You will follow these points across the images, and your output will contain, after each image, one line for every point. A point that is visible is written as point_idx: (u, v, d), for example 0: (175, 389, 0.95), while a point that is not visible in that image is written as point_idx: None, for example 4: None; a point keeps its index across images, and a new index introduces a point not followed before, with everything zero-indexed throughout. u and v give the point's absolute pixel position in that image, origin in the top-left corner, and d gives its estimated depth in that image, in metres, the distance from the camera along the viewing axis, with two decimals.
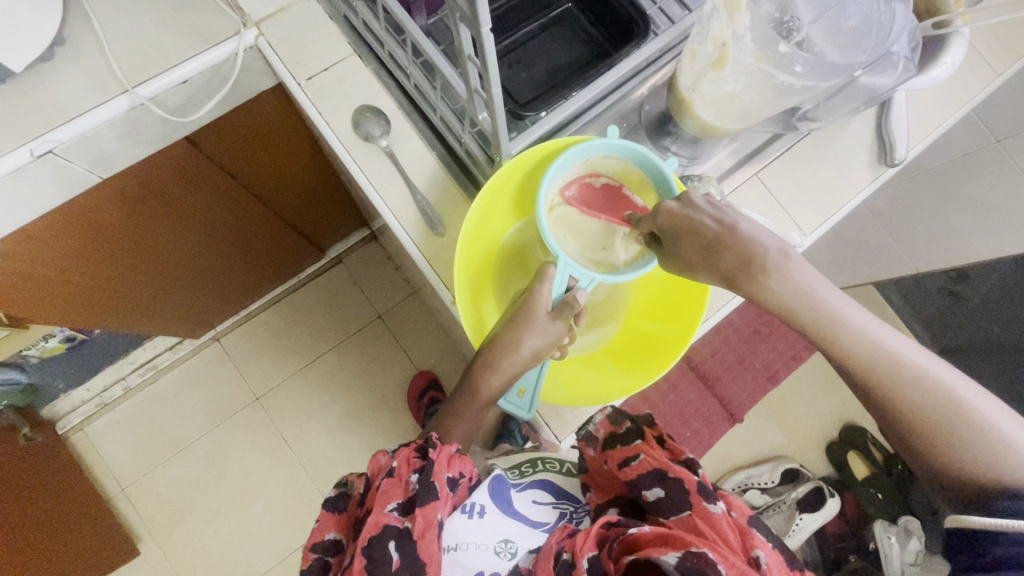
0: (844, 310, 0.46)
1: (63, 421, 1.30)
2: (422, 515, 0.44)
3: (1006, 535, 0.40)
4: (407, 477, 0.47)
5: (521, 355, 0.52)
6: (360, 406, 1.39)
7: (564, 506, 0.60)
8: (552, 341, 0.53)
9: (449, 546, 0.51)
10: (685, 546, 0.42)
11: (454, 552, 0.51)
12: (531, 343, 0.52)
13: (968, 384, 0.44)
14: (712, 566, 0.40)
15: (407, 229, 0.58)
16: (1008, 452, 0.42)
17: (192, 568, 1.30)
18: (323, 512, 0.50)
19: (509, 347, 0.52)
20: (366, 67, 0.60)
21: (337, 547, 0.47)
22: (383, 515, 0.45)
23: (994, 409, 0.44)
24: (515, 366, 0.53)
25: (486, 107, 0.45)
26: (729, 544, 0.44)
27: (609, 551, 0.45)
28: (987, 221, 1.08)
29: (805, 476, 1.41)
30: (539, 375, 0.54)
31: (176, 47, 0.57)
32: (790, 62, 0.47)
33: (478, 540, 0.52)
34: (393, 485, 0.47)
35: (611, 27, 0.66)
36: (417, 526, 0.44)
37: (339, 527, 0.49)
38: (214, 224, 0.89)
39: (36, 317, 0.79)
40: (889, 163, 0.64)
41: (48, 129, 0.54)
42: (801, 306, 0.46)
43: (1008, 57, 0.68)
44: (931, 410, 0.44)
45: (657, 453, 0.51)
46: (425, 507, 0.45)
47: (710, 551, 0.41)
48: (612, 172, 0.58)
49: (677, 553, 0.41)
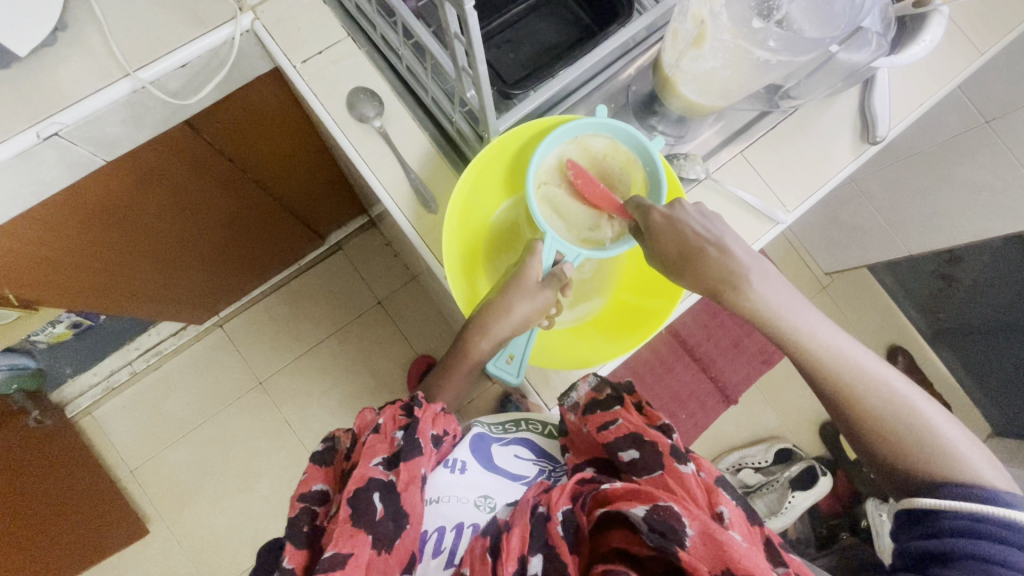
0: (816, 323, 0.50)
1: (72, 405, 1.33)
2: (406, 469, 0.48)
3: (953, 511, 0.44)
4: (393, 433, 0.51)
5: (511, 321, 0.55)
6: (362, 390, 1.41)
7: (545, 464, 0.64)
8: (541, 308, 0.55)
9: (432, 498, 0.55)
10: (653, 500, 0.45)
11: (436, 504, 0.55)
12: (521, 309, 0.54)
13: (919, 392, 0.50)
14: (677, 519, 0.43)
15: (401, 206, 0.60)
16: (953, 451, 0.47)
17: (200, 547, 1.33)
18: (311, 464, 0.53)
19: (501, 312, 0.54)
20: (359, 50, 0.62)
21: (322, 499, 0.50)
22: (368, 469, 0.47)
23: (941, 415, 0.49)
24: (505, 330, 0.55)
25: (473, 85, 0.47)
26: (697, 501, 0.46)
27: (583, 504, 0.49)
28: (978, 202, 1.09)
29: (798, 455, 1.43)
30: (528, 341, 0.56)
31: (174, 32, 0.59)
32: (764, 36, 0.49)
33: (459, 493, 0.55)
34: (379, 440, 0.50)
35: (598, 9, 0.67)
36: (402, 480, 0.48)
37: (326, 480, 0.52)
38: (215, 208, 0.91)
39: (46, 300, 0.81)
40: (871, 141, 0.65)
41: (52, 113, 0.56)
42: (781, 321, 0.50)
43: (991, 36, 0.69)
44: (891, 410, 0.49)
45: (635, 418, 0.53)
46: (410, 461, 0.48)
47: (675, 504, 0.44)
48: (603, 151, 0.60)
49: (645, 506, 0.45)
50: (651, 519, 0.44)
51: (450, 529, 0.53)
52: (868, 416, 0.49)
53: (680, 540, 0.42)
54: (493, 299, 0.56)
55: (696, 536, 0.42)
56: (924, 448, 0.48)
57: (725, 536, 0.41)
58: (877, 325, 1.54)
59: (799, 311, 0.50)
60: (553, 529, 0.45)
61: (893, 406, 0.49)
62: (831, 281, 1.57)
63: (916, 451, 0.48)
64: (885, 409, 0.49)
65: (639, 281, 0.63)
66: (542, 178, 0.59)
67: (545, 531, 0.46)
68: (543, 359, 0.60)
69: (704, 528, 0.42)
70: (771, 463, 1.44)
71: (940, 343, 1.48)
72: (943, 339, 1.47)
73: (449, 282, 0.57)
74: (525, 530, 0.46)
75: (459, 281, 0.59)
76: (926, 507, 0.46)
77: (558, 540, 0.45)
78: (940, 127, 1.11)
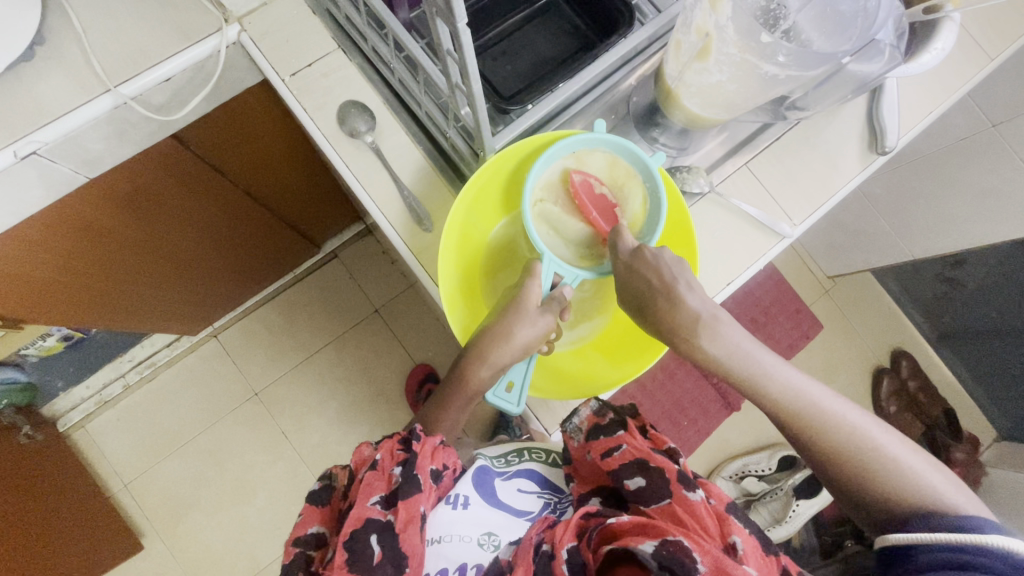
0: (763, 365, 0.51)
1: (64, 418, 1.31)
2: (405, 507, 0.46)
3: (924, 545, 0.43)
4: (390, 469, 0.48)
5: (512, 347, 0.52)
6: (359, 399, 1.39)
7: (549, 496, 0.62)
8: (543, 333, 0.53)
9: (433, 538, 0.53)
10: (662, 534, 0.44)
11: (438, 544, 0.53)
12: (522, 335, 0.52)
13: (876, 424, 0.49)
14: (687, 552, 0.42)
15: (395, 225, 0.57)
16: (913, 479, 0.47)
17: (195, 561, 1.31)
18: (306, 506, 0.51)
19: (500, 339, 0.52)
20: (350, 63, 0.60)
21: (317, 541, 0.48)
22: (366, 509, 0.46)
23: (901, 446, 0.48)
24: (505, 357, 0.53)
25: (468, 102, 0.45)
26: (707, 531, 0.44)
27: (590, 540, 0.48)
28: (984, 207, 1.07)
29: (801, 463, 1.41)
30: (529, 367, 0.54)
31: (157, 45, 0.57)
32: (774, 51, 0.46)
33: (462, 532, 0.54)
34: (376, 477, 0.48)
35: (596, 18, 0.65)
36: (399, 520, 0.45)
37: (323, 521, 0.49)
38: (206, 220, 0.89)
39: (32, 319, 0.79)
40: (879, 151, 0.63)
41: (31, 130, 0.54)
42: (728, 363, 0.51)
43: (1001, 40, 0.67)
44: (848, 444, 0.48)
45: (639, 442, 0.51)
46: (408, 499, 0.46)
47: (686, 538, 0.43)
48: (601, 166, 0.58)
49: (655, 541, 0.43)
50: (660, 556, 0.42)
51: (454, 572, 0.52)
52: (824, 452, 0.49)
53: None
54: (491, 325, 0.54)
55: (708, 569, 0.41)
56: (886, 480, 0.47)
57: (738, 572, 0.40)
58: (881, 330, 1.52)
59: (756, 349, 0.51)
60: (558, 567, 0.45)
61: (851, 439, 0.49)
62: (834, 284, 1.54)
63: (879, 485, 0.47)
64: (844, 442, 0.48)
65: None
66: (539, 196, 0.57)
67: (550, 569, 0.45)
68: (543, 385, 0.57)
69: (715, 563, 0.41)
70: (775, 471, 1.42)
71: (944, 347, 1.46)
72: (947, 343, 1.45)
73: (445, 309, 0.54)
74: (528, 572, 0.45)
75: (456, 305, 0.57)
76: (899, 543, 0.44)
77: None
78: (945, 129, 1.09)
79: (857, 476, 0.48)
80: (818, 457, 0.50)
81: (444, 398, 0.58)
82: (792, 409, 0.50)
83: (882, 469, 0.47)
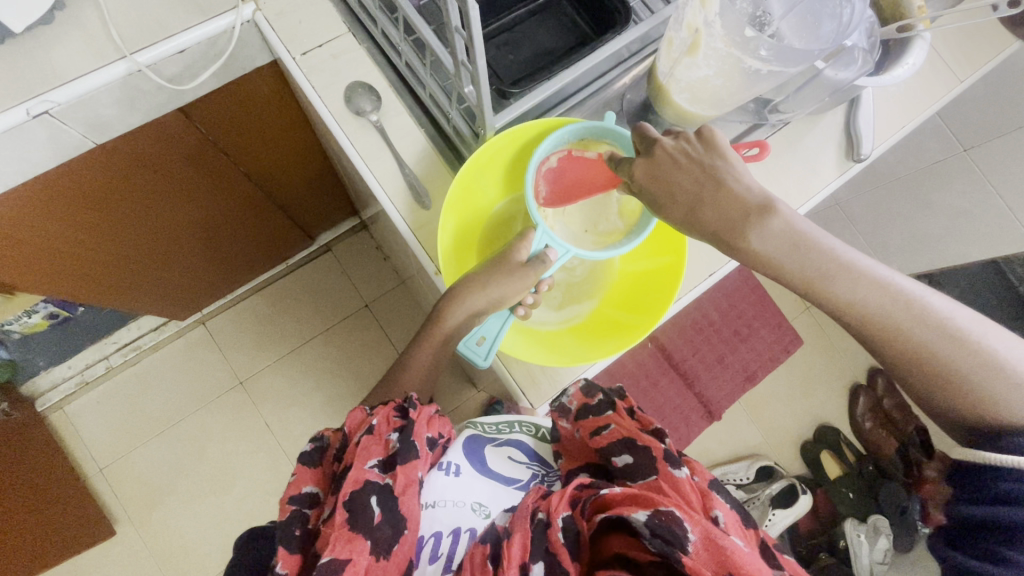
0: (850, 258, 0.48)
1: (43, 398, 1.29)
2: (403, 473, 0.48)
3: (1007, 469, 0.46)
4: (387, 436, 0.51)
5: (488, 297, 0.57)
6: (345, 394, 1.39)
7: (537, 468, 0.66)
8: (520, 287, 0.57)
9: (428, 502, 0.56)
10: (653, 505, 0.44)
11: (432, 508, 0.56)
12: (498, 285, 0.56)
13: (971, 319, 0.48)
14: (678, 523, 0.42)
15: (396, 202, 0.60)
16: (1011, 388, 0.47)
17: (168, 551, 1.29)
18: (299, 465, 0.51)
19: (478, 284, 0.57)
20: (359, 46, 0.63)
21: (312, 500, 0.48)
22: (364, 472, 0.47)
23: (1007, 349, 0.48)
24: (478, 302, 0.57)
25: (472, 81, 0.48)
26: (691, 503, 0.45)
27: (582, 510, 0.47)
28: (958, 227, 1.13)
29: (780, 473, 1.44)
30: (501, 327, 0.57)
31: (173, 18, 0.59)
32: (756, 45, 0.52)
33: (455, 497, 0.57)
34: (372, 442, 0.50)
35: (595, 17, 0.69)
36: (398, 484, 0.47)
37: (317, 482, 0.50)
38: (202, 202, 0.90)
39: (23, 286, 0.79)
40: (855, 158, 0.67)
41: (45, 90, 0.55)
42: (788, 262, 0.48)
43: (970, 65, 0.72)
44: (939, 348, 0.48)
45: (627, 423, 0.54)
46: (406, 464, 0.48)
47: (676, 509, 0.44)
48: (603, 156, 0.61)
49: (646, 511, 0.44)
50: (651, 525, 0.43)
51: (448, 534, 0.54)
52: (909, 350, 0.48)
53: (682, 544, 0.41)
54: (474, 277, 0.57)
55: (698, 540, 0.41)
56: (980, 391, 0.48)
57: (726, 541, 0.41)
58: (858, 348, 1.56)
59: (844, 252, 0.48)
60: (554, 535, 0.45)
61: (970, 358, 0.47)
62: None
63: (959, 389, 0.48)
64: (957, 365, 0.47)
65: (628, 298, 0.63)
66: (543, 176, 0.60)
67: (546, 537, 0.45)
68: (516, 347, 0.58)
69: (705, 533, 0.41)
70: (753, 480, 1.43)
71: None
72: None
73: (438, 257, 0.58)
74: (526, 538, 0.45)
75: (450, 260, 0.61)
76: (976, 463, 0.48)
77: (560, 546, 0.44)
78: (921, 154, 1.15)
79: (951, 392, 0.48)
80: (891, 356, 0.49)
81: (431, 356, 0.62)
82: (871, 313, 0.48)
83: (978, 371, 0.47)
